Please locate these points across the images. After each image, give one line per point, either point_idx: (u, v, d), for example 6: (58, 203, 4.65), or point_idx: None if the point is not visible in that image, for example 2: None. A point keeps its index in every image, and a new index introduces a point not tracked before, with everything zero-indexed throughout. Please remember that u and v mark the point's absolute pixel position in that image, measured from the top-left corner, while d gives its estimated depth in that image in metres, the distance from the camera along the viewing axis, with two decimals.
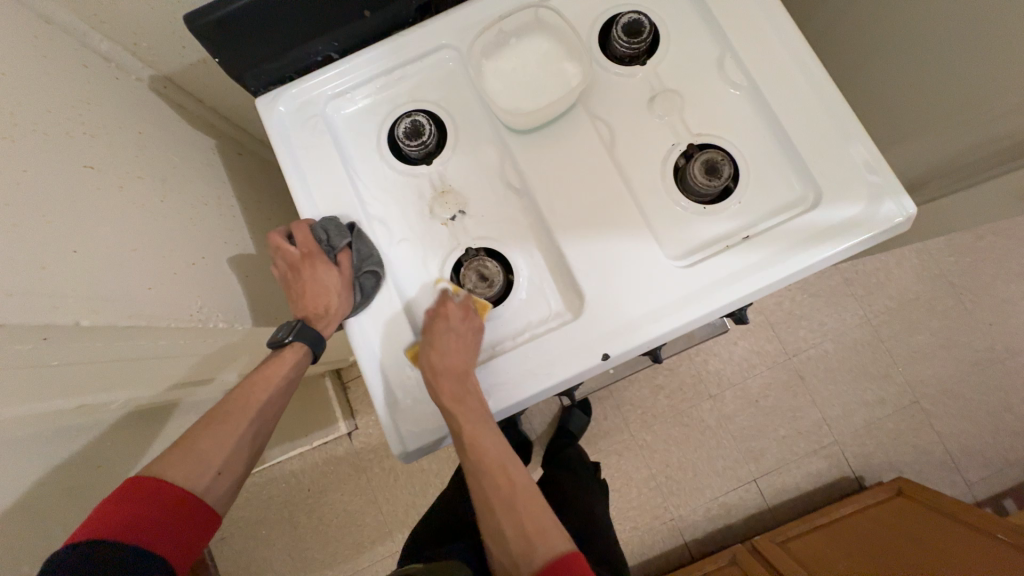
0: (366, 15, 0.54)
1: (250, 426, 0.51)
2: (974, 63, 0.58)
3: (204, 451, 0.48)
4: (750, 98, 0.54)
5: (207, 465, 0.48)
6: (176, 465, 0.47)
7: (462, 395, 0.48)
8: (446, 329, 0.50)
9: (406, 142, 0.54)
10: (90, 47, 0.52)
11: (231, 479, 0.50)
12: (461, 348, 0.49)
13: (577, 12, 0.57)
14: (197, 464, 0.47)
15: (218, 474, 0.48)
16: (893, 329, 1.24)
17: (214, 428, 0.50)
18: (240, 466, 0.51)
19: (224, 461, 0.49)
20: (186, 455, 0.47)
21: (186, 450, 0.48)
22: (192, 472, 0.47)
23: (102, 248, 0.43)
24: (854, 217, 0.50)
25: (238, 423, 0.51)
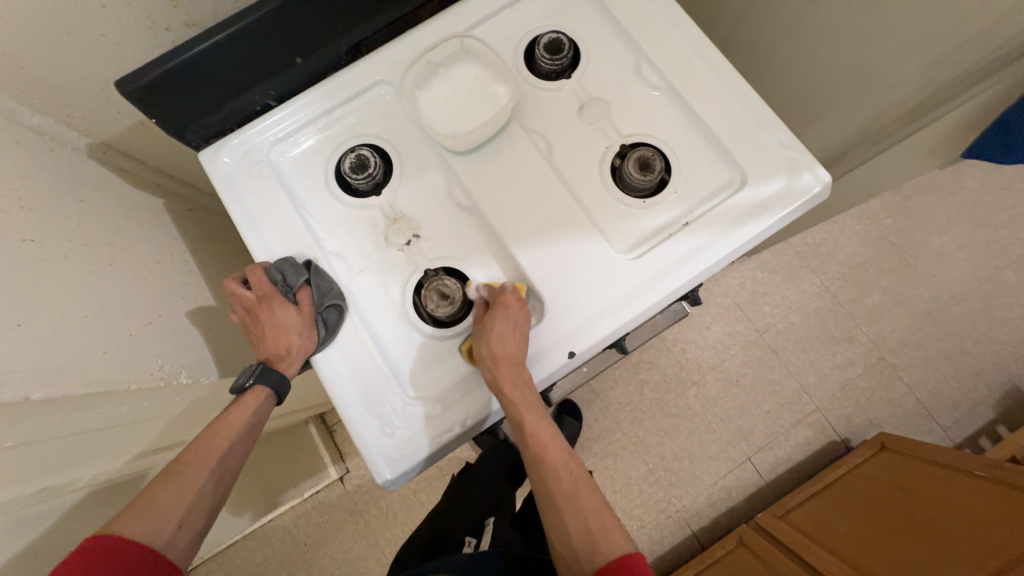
0: (299, 61, 0.57)
1: (212, 476, 0.49)
2: (860, 42, 0.65)
3: (163, 506, 0.46)
4: (669, 96, 0.59)
5: (167, 519, 0.45)
6: (135, 522, 0.44)
7: (521, 384, 0.49)
8: (506, 318, 0.50)
9: (353, 176, 0.56)
10: (22, 123, 0.52)
11: (195, 529, 0.47)
12: (520, 338, 0.50)
13: (499, 37, 0.61)
14: (157, 518, 0.45)
15: (179, 527, 0.46)
16: (849, 293, 1.31)
17: (175, 482, 0.47)
18: (205, 517, 0.48)
19: (185, 514, 0.47)
20: (145, 511, 0.45)
21: (145, 506, 0.45)
22: (151, 527, 0.45)
23: (49, 318, 0.42)
24: (778, 192, 0.54)
25: (199, 474, 0.48)
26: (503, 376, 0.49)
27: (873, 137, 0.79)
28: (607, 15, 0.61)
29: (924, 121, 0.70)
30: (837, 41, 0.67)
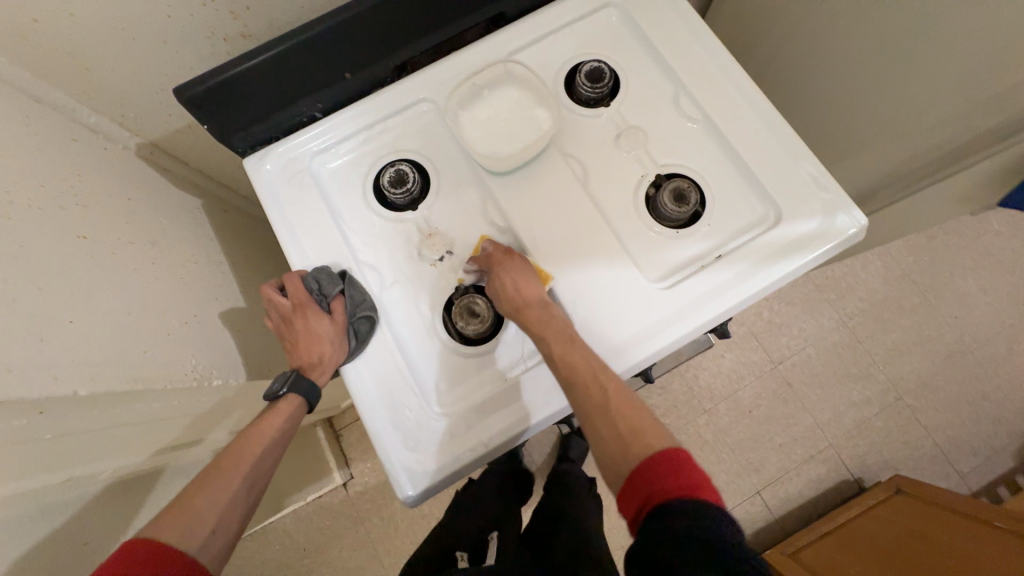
0: (348, 77, 0.58)
1: (245, 481, 0.49)
2: (900, 85, 0.65)
3: (198, 509, 0.46)
4: (707, 129, 0.59)
5: (201, 523, 0.45)
6: (171, 525, 0.44)
7: (547, 320, 0.51)
8: (506, 270, 0.53)
9: (392, 190, 0.57)
10: (80, 122, 0.54)
11: (227, 535, 0.46)
12: (529, 281, 0.52)
13: (542, 63, 0.62)
14: (193, 521, 0.45)
15: (212, 532, 0.45)
16: (869, 330, 1.30)
17: (210, 485, 0.47)
18: (236, 525, 0.48)
19: (219, 519, 0.46)
20: (180, 516, 0.45)
21: (180, 509, 0.45)
22: (187, 530, 0.44)
23: (97, 315, 0.43)
24: (812, 231, 0.54)
25: (233, 478, 0.49)
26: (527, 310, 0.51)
27: (905, 179, 0.78)
28: (648, 46, 0.62)
29: (963, 164, 0.69)
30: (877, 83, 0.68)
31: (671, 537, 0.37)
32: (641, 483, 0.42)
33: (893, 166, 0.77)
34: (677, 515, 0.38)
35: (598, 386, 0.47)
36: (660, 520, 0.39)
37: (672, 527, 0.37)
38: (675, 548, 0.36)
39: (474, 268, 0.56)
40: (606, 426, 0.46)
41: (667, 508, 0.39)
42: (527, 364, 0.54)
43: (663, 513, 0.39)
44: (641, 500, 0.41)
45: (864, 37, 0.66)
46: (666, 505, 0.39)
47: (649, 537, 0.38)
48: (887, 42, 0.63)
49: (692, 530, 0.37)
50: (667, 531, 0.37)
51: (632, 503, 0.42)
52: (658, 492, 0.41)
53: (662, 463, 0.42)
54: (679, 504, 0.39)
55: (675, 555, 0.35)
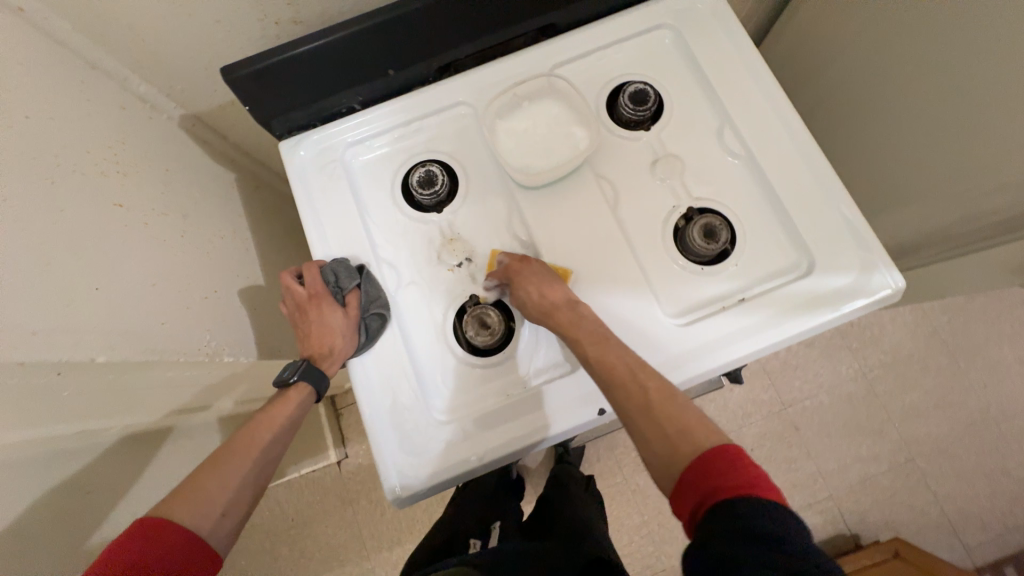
0: (390, 73, 0.58)
1: (254, 467, 0.50)
2: (960, 143, 0.62)
3: (209, 491, 0.46)
4: (747, 166, 0.58)
5: (212, 505, 0.46)
6: (183, 505, 0.45)
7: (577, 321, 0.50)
8: (529, 274, 0.53)
9: (420, 191, 0.57)
10: (129, 89, 0.56)
11: (237, 518, 0.47)
12: (550, 285, 0.52)
13: (586, 79, 0.61)
14: (203, 502, 0.46)
15: (223, 515, 0.46)
16: (888, 385, 1.25)
17: (222, 468, 0.48)
18: (245, 507, 0.49)
19: (228, 502, 0.47)
20: (191, 497, 0.46)
21: (192, 490, 0.46)
22: (197, 511, 0.45)
23: (123, 283, 0.44)
24: (845, 286, 0.52)
25: (244, 462, 0.49)
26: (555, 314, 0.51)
27: (950, 239, 0.75)
28: (697, 73, 0.60)
29: (1003, 237, 0.65)
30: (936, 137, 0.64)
31: (734, 538, 0.34)
32: (698, 478, 0.39)
33: (941, 225, 0.73)
34: (738, 514, 0.35)
35: (637, 384, 0.46)
36: (719, 518, 0.36)
37: (732, 526, 0.35)
38: (735, 547, 0.33)
39: (494, 282, 0.55)
40: (650, 428, 0.44)
41: (728, 505, 0.36)
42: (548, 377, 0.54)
43: (722, 511, 0.36)
44: (699, 496, 0.39)
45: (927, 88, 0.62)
46: (724, 503, 0.37)
47: (709, 536, 0.36)
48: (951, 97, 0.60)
49: (756, 527, 0.34)
50: (728, 529, 0.35)
51: (687, 503, 0.39)
52: (716, 489, 0.38)
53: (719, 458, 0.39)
54: (742, 501, 0.36)
55: (738, 556, 0.33)
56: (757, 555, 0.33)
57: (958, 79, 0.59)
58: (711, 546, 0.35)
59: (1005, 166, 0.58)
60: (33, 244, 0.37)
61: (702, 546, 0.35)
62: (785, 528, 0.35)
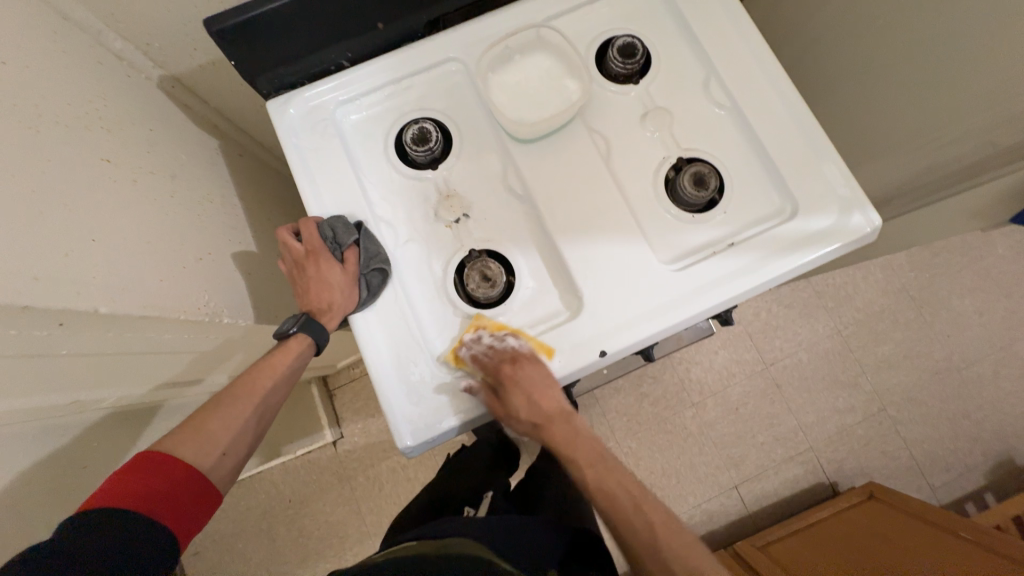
0: (379, 27, 0.57)
1: (254, 412, 0.52)
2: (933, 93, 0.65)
3: (210, 434, 0.49)
4: (732, 117, 0.59)
5: (213, 446, 0.49)
6: (186, 443, 0.48)
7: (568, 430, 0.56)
8: (535, 378, 0.52)
9: (414, 148, 0.57)
10: (105, 45, 0.53)
11: (236, 458, 0.51)
12: (548, 391, 0.52)
13: (575, 34, 0.61)
14: (206, 443, 0.48)
15: (223, 455, 0.49)
16: (861, 340, 1.32)
17: (222, 412, 0.50)
18: (244, 448, 0.52)
19: (229, 443, 0.50)
20: (194, 436, 0.48)
21: (195, 431, 0.49)
22: (199, 451, 0.48)
23: (118, 238, 0.43)
24: (827, 228, 0.55)
25: (244, 409, 0.51)
26: (552, 429, 0.56)
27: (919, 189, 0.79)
28: (683, 27, 0.61)
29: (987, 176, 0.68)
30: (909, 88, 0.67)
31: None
32: None
33: (914, 174, 0.77)
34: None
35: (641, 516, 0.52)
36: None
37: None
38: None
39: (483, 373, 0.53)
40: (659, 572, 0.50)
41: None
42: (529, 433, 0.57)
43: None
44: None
45: None
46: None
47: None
48: None
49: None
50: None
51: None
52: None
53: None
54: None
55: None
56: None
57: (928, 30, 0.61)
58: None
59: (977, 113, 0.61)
60: (24, 191, 0.36)
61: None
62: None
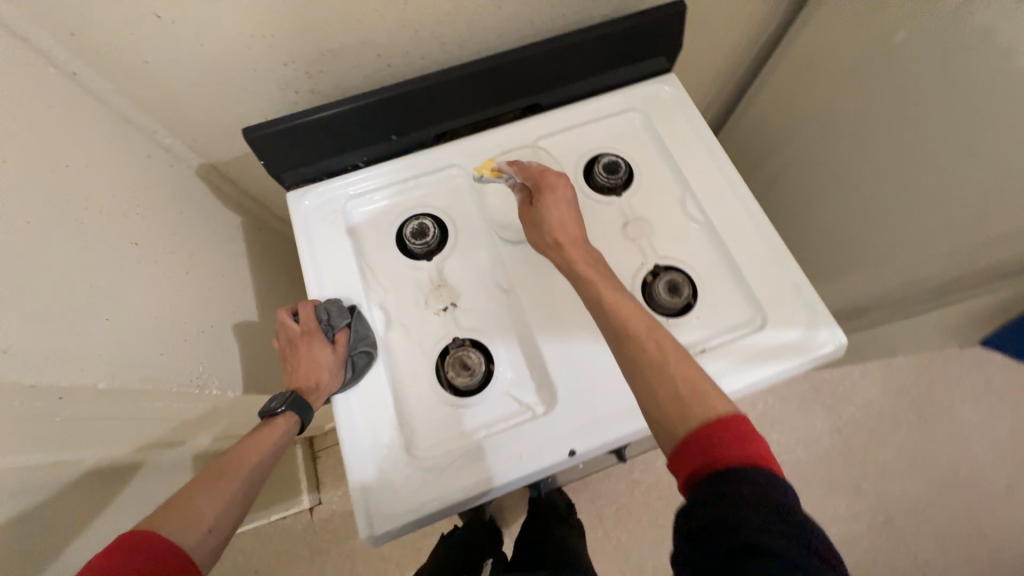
0: (392, 138, 0.66)
1: (241, 487, 0.49)
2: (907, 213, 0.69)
3: (198, 508, 0.45)
4: (706, 230, 0.65)
5: (199, 521, 0.45)
6: (172, 519, 0.44)
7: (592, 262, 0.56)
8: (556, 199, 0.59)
9: (412, 241, 0.63)
10: (156, 141, 0.62)
11: (221, 537, 0.46)
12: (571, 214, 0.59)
13: (566, 150, 0.69)
14: (194, 521, 0.45)
15: (209, 531, 0.45)
16: (862, 441, 1.27)
17: (212, 486, 0.48)
18: (229, 527, 0.47)
19: (216, 519, 0.46)
20: (180, 511, 0.45)
21: (185, 506, 0.45)
22: (183, 527, 0.44)
23: (133, 317, 0.48)
24: (797, 340, 0.58)
25: (233, 481, 0.49)
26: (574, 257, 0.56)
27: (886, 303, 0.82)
28: (662, 150, 0.69)
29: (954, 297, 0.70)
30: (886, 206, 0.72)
31: (732, 507, 0.36)
32: (699, 447, 0.41)
33: (888, 290, 0.80)
34: (737, 481, 0.38)
35: (656, 347, 0.48)
36: (730, 483, 0.38)
37: (749, 493, 0.37)
38: (744, 519, 0.35)
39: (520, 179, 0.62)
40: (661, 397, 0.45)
41: (734, 471, 0.39)
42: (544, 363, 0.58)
43: (727, 477, 0.38)
44: (699, 465, 0.41)
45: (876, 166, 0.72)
46: (728, 474, 0.39)
47: (718, 494, 0.37)
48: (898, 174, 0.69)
49: (767, 503, 0.36)
50: (737, 503, 0.36)
51: (684, 468, 0.42)
52: (720, 458, 0.40)
53: (721, 424, 0.42)
54: (761, 478, 0.38)
55: (738, 518, 0.35)
56: (736, 530, 0.34)
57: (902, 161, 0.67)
58: (712, 505, 0.37)
59: (942, 238, 0.66)
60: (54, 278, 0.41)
61: (703, 511, 0.37)
62: (799, 512, 0.36)
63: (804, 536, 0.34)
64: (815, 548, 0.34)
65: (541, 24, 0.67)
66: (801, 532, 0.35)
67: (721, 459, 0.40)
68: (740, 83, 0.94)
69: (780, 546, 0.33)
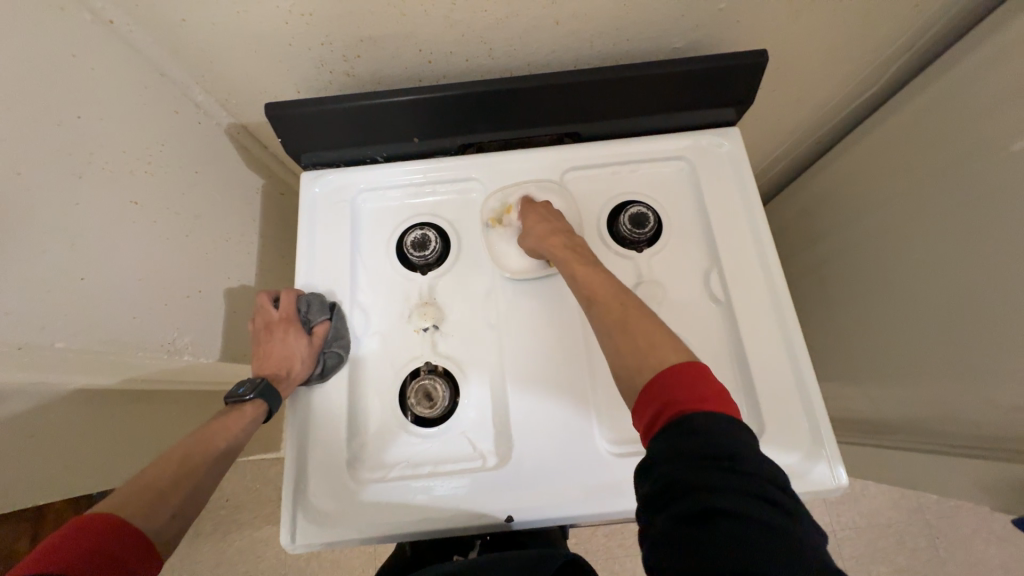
0: (415, 140, 0.63)
1: (206, 472, 0.47)
2: (979, 346, 0.59)
3: (160, 491, 0.43)
4: (724, 313, 0.58)
5: (164, 505, 0.42)
6: (133, 503, 0.41)
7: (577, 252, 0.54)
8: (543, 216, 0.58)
9: (411, 251, 0.60)
10: (188, 96, 0.62)
11: (185, 522, 0.43)
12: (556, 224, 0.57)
13: (595, 189, 0.64)
14: (155, 501, 0.42)
15: (172, 516, 0.42)
16: (857, 552, 1.15)
17: (177, 469, 0.45)
18: (194, 513, 0.44)
19: (180, 503, 0.43)
20: (140, 494, 0.42)
21: (146, 488, 0.42)
22: (146, 511, 0.41)
23: (111, 276, 0.51)
24: (789, 466, 0.52)
25: (199, 466, 0.47)
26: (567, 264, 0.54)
27: (890, 427, 0.74)
28: (702, 212, 0.62)
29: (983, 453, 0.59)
30: (956, 333, 0.61)
31: (687, 461, 0.35)
32: (654, 396, 0.40)
33: (907, 416, 0.70)
34: (684, 431, 0.36)
35: (619, 306, 0.48)
36: (687, 428, 0.36)
37: (704, 437, 0.35)
38: (691, 475, 0.34)
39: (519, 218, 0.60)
40: (619, 344, 0.46)
41: (688, 418, 0.37)
42: (511, 324, 0.58)
43: (681, 424, 0.37)
44: (658, 411, 0.39)
45: (963, 284, 0.60)
46: (685, 417, 0.37)
47: (672, 449, 0.36)
48: (987, 302, 0.58)
49: (722, 452, 0.35)
50: (686, 452, 0.35)
51: (645, 414, 0.40)
52: (679, 402, 0.39)
53: (679, 378, 0.40)
54: (722, 420, 0.36)
55: (691, 479, 0.34)
56: (689, 495, 0.34)
57: (994, 290, 0.57)
58: (666, 463, 0.35)
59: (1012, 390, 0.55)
60: (23, 235, 0.43)
61: (657, 467, 0.36)
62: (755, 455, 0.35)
63: (761, 484, 0.34)
64: (768, 497, 0.33)
65: (602, 45, 0.60)
66: (755, 469, 0.34)
67: (678, 405, 0.39)
68: (824, 143, 0.83)
69: (734, 502, 0.32)
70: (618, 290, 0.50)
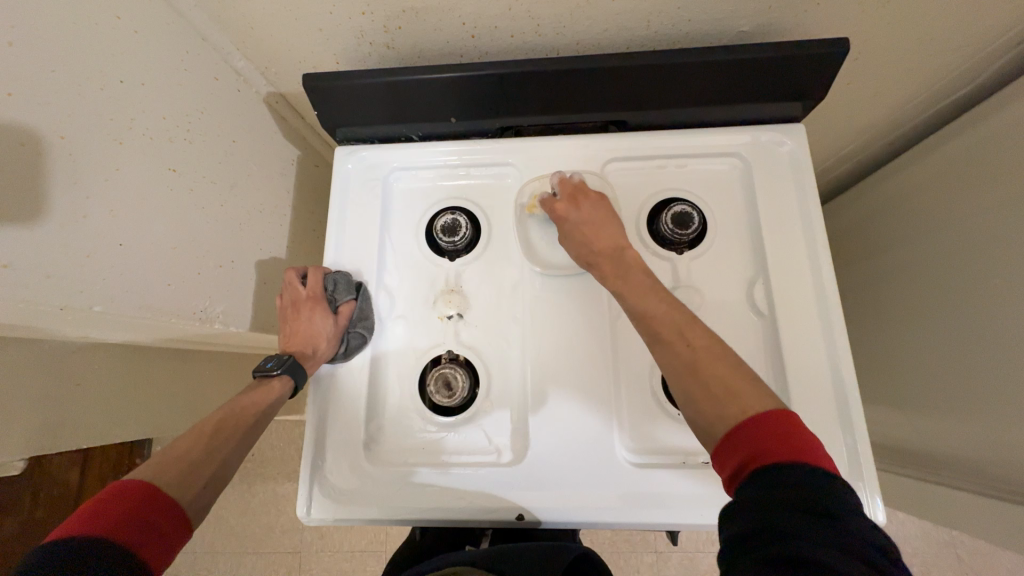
0: (452, 121, 0.60)
1: (235, 446, 0.47)
2: None
3: (192, 463, 0.43)
4: (765, 326, 0.55)
5: (196, 476, 0.42)
6: (167, 472, 0.41)
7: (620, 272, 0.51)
8: (580, 212, 0.55)
9: (440, 236, 0.59)
10: (229, 63, 0.61)
11: (215, 494, 0.44)
12: (594, 224, 0.54)
13: (637, 183, 0.60)
14: (188, 471, 0.42)
15: (205, 487, 0.42)
16: None
17: (207, 442, 0.46)
18: (222, 485, 0.45)
19: (212, 475, 0.43)
20: (172, 465, 0.42)
21: (180, 458, 0.43)
22: (180, 481, 0.41)
23: (147, 241, 0.52)
24: None
25: (228, 439, 0.47)
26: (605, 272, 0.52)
27: (936, 462, 0.69)
28: (752, 215, 0.58)
29: None
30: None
31: (781, 510, 0.31)
32: (748, 440, 0.35)
33: (957, 453, 0.65)
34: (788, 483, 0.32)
35: (683, 341, 0.43)
36: (779, 480, 0.32)
37: (798, 489, 0.31)
38: (791, 527, 0.29)
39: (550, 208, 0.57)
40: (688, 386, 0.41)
41: (780, 469, 0.33)
42: (536, 319, 0.56)
43: (773, 474, 0.33)
44: (741, 460, 0.35)
45: None
46: (781, 468, 0.33)
47: (758, 497, 0.32)
48: None
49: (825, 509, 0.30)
50: (787, 505, 0.31)
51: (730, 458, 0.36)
52: (767, 452, 0.34)
53: (767, 425, 0.35)
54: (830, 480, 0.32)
55: (786, 525, 0.30)
56: (781, 539, 0.29)
57: None
58: (756, 507, 0.31)
59: None
60: (66, 198, 0.44)
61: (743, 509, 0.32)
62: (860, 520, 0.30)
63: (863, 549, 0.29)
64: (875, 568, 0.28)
65: (660, 26, 0.55)
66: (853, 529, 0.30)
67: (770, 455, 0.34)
68: (898, 144, 0.75)
69: (828, 558, 0.28)
70: (679, 313, 0.45)
